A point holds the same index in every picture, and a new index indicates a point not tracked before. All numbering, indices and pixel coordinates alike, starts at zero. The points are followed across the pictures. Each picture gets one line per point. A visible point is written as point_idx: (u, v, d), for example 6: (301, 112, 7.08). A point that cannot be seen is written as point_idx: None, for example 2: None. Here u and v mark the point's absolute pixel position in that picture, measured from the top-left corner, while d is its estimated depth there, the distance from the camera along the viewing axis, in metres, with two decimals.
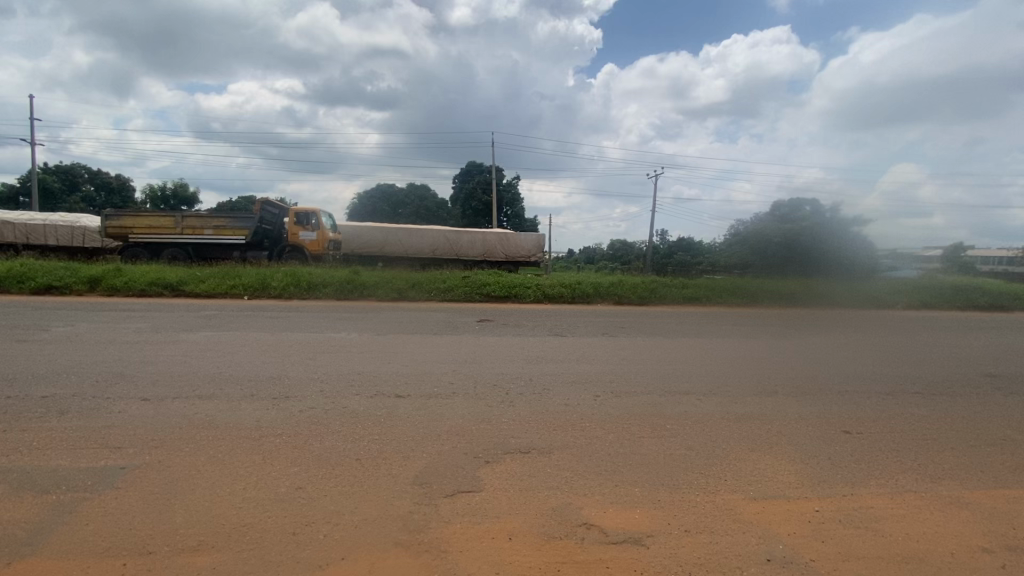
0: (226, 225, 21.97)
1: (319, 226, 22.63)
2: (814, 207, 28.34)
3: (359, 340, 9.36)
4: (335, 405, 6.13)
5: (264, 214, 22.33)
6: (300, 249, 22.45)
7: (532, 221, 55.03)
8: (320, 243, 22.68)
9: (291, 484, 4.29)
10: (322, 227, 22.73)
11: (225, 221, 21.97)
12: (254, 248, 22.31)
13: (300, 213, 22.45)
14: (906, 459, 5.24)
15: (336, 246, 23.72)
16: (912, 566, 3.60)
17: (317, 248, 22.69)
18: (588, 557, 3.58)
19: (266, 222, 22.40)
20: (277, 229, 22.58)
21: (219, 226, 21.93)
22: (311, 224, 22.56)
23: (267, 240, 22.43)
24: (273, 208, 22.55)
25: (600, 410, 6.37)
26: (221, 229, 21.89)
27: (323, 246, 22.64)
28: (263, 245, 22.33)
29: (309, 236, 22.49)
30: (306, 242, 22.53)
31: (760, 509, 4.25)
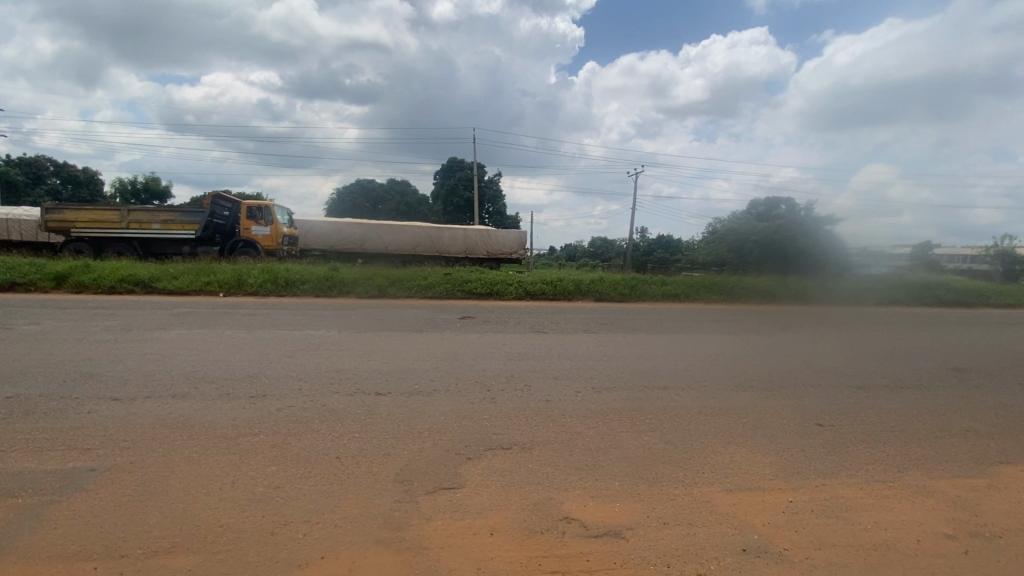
0: (173, 219, 20.87)
1: (272, 220, 22.04)
2: (789, 206, 28.60)
3: (341, 333, 8.74)
4: (314, 398, 5.39)
5: (214, 209, 21.32)
6: (253, 244, 21.63)
7: (514, 218, 54.54)
8: (273, 237, 22.07)
9: (268, 484, 3.66)
10: (276, 221, 22.21)
11: (173, 215, 20.90)
12: (206, 243, 21.49)
13: (252, 207, 21.75)
14: (953, 442, 4.72)
15: (290, 242, 23.13)
16: (883, 555, 3.02)
17: (271, 243, 22.04)
18: (571, 552, 2.96)
19: (217, 216, 21.41)
20: (230, 224, 21.70)
21: (166, 220, 20.88)
22: (265, 218, 21.90)
23: (219, 235, 21.56)
24: (224, 203, 21.46)
25: (582, 406, 5.40)
26: (169, 223, 20.86)
27: (277, 241, 22.00)
28: (215, 240, 21.53)
29: (262, 231, 21.83)
30: (259, 237, 21.85)
31: (798, 494, 3.67)
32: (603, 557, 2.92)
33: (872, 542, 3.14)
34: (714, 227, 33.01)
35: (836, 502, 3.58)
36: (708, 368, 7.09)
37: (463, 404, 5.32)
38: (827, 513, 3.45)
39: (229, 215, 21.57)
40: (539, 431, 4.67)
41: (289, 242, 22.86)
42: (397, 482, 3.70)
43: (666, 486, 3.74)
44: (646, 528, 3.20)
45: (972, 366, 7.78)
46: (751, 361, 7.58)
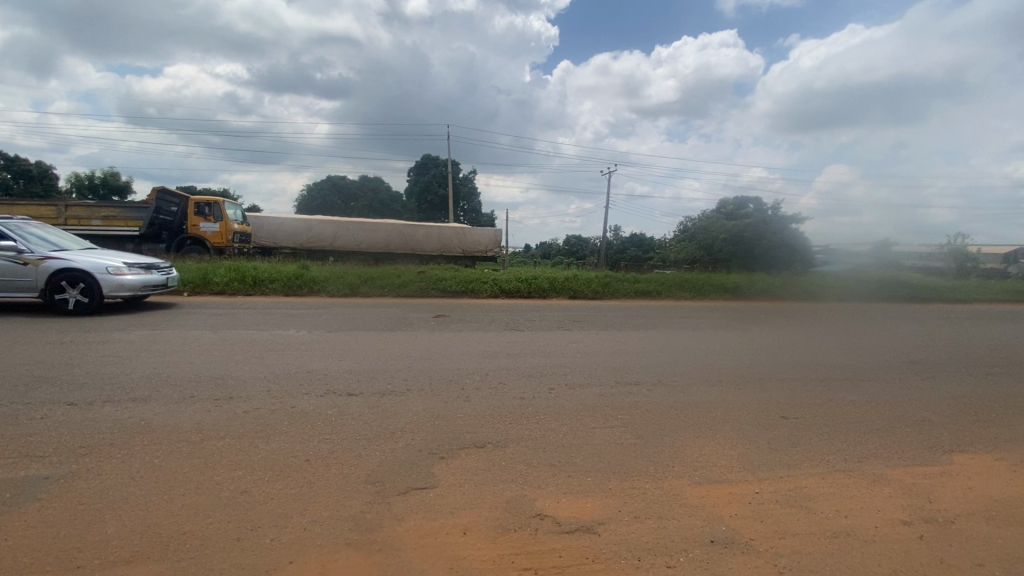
0: (116, 215, 20.67)
1: (222, 217, 21.12)
2: (757, 206, 29.38)
3: (312, 333, 8.56)
4: (283, 400, 5.28)
5: (159, 205, 20.58)
6: (201, 241, 20.82)
7: (489, 215, 54.47)
8: (223, 234, 21.16)
9: (234, 488, 3.56)
10: (226, 217, 21.24)
11: (116, 212, 20.67)
12: (152, 241, 20.75)
13: (200, 204, 20.80)
14: (908, 431, 4.95)
15: (242, 240, 22.32)
16: (843, 542, 3.14)
17: (221, 240, 21.12)
18: (544, 548, 2.98)
19: (162, 212, 20.63)
20: (177, 221, 20.83)
21: (109, 217, 20.48)
22: (215, 214, 20.96)
23: (165, 232, 20.77)
24: (170, 198, 20.63)
25: (556, 403, 5.42)
26: (111, 220, 20.48)
27: (227, 238, 21.12)
28: (161, 237, 20.69)
29: (211, 227, 20.87)
30: (208, 234, 20.91)
31: (763, 484, 3.79)
32: (575, 553, 2.94)
33: (833, 530, 3.26)
34: (685, 226, 33.69)
35: (799, 492, 3.71)
36: (679, 363, 7.23)
37: (436, 403, 5.28)
38: (790, 502, 3.56)
39: (176, 211, 20.70)
40: (513, 428, 4.67)
41: (240, 239, 22.10)
42: (369, 483, 3.65)
43: (638, 480, 3.80)
44: (618, 523, 3.24)
45: (926, 359, 8.16)
46: (720, 356, 7.78)
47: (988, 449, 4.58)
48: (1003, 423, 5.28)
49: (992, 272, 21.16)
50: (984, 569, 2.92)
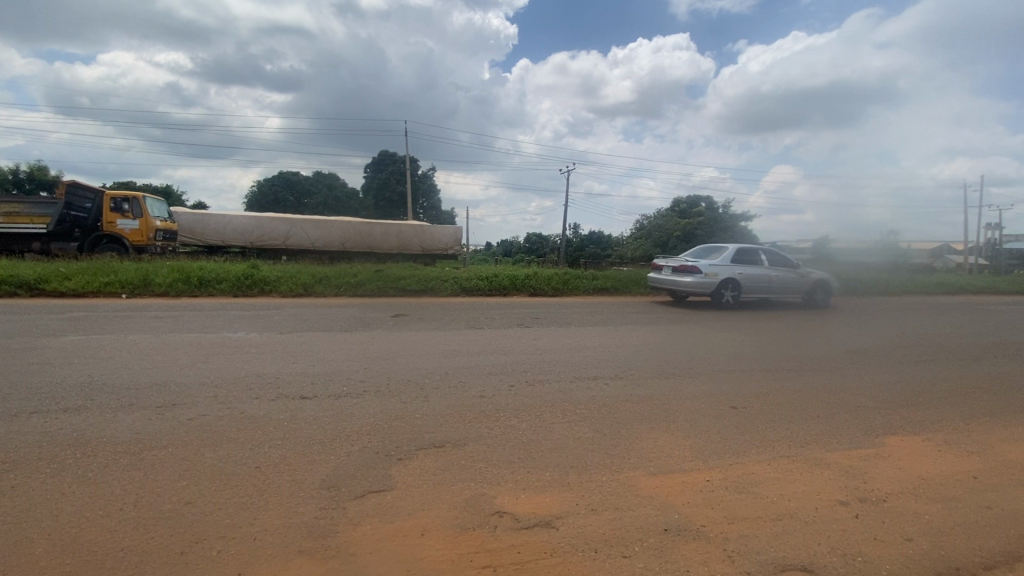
0: (20, 211, 18.78)
1: (141, 213, 20.04)
2: (709, 204, 30.53)
3: (264, 335, 8.24)
4: (231, 406, 5.05)
5: (70, 200, 19.14)
6: (118, 240, 19.62)
7: (449, 212, 53.96)
8: (142, 232, 20.05)
9: (179, 500, 3.39)
10: (146, 214, 20.12)
11: (20, 207, 18.87)
12: (61, 238, 19.18)
13: (117, 198, 19.59)
14: (846, 417, 5.26)
15: (166, 237, 21.18)
16: (787, 524, 3.30)
17: (141, 239, 20.04)
18: (503, 545, 2.98)
19: (74, 208, 19.24)
20: (91, 217, 19.60)
21: (12, 213, 18.83)
22: (132, 211, 19.89)
23: (77, 229, 19.31)
24: (83, 193, 19.33)
25: (516, 400, 5.44)
26: (13, 216, 18.80)
27: (148, 236, 20.04)
28: (73, 234, 19.30)
29: (128, 225, 19.75)
30: (125, 231, 19.82)
31: (714, 472, 3.93)
32: (533, 548, 2.96)
33: (778, 513, 3.42)
34: (642, 224, 34.55)
35: (747, 478, 3.86)
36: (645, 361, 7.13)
37: (393, 404, 5.19)
38: (738, 488, 3.71)
39: (91, 207, 19.58)
40: (471, 427, 4.66)
41: (163, 237, 20.90)
42: (323, 489, 3.54)
43: (594, 473, 3.87)
44: (576, 516, 3.29)
45: (863, 349, 8.68)
46: (674, 349, 8.01)
47: (917, 431, 4.94)
48: (929, 407, 5.68)
49: (920, 265, 22.74)
50: (913, 543, 3.14)
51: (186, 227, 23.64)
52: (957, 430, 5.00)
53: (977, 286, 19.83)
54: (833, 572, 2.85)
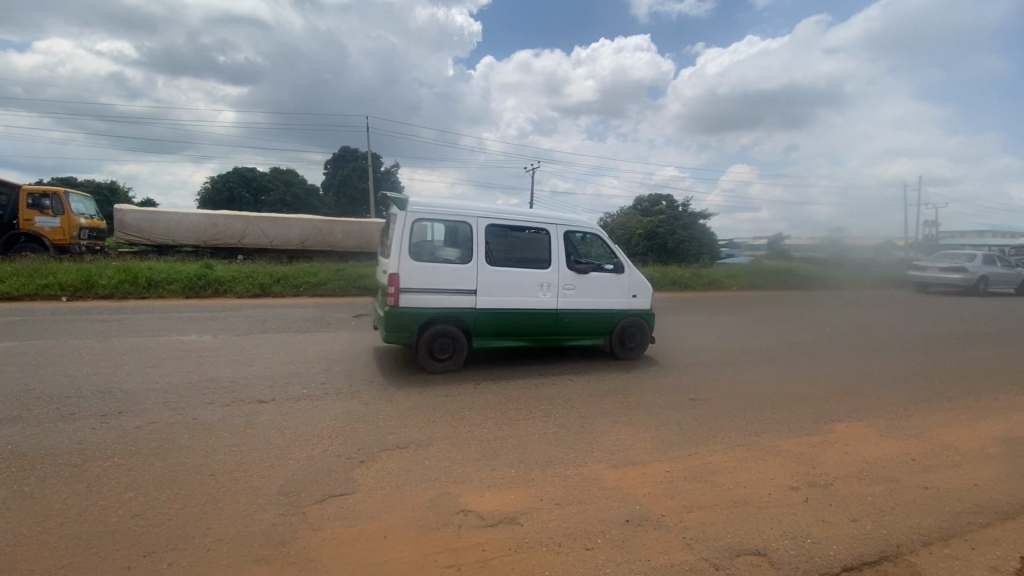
0: None
1: (63, 210, 18.03)
2: (669, 203, 31.45)
3: (218, 337, 7.93)
4: (183, 412, 4.84)
5: None
6: (38, 239, 17.76)
7: (413, 210, 53.26)
8: (64, 230, 18.10)
9: (124, 512, 3.21)
10: (68, 210, 18.18)
11: None
12: None
13: (35, 195, 17.56)
14: (797, 406, 5.51)
15: (91, 236, 19.28)
16: (741, 510, 3.43)
17: (64, 238, 18.10)
18: (468, 543, 2.98)
19: None
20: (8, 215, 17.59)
21: None
22: (53, 206, 17.88)
23: None
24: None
25: (480, 397, 5.45)
26: None
27: (70, 236, 18.08)
28: None
29: (48, 222, 17.80)
30: (45, 229, 17.82)
31: (673, 463, 4.04)
32: (497, 545, 2.97)
33: (733, 500, 3.55)
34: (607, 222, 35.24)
35: (704, 468, 4.00)
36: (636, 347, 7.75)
37: (356, 405, 5.10)
38: (697, 477, 3.83)
39: (7, 203, 17.53)
40: (436, 426, 4.62)
41: (88, 236, 19.03)
42: (281, 494, 3.44)
43: (558, 468, 3.90)
44: (539, 511, 3.32)
45: (812, 340, 9.12)
46: (639, 346, 8.19)
47: (861, 417, 5.23)
48: (869, 393, 6.04)
49: None
50: (856, 523, 3.32)
51: (133, 225, 22.43)
52: (897, 415, 5.33)
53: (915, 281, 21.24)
54: (785, 554, 2.98)
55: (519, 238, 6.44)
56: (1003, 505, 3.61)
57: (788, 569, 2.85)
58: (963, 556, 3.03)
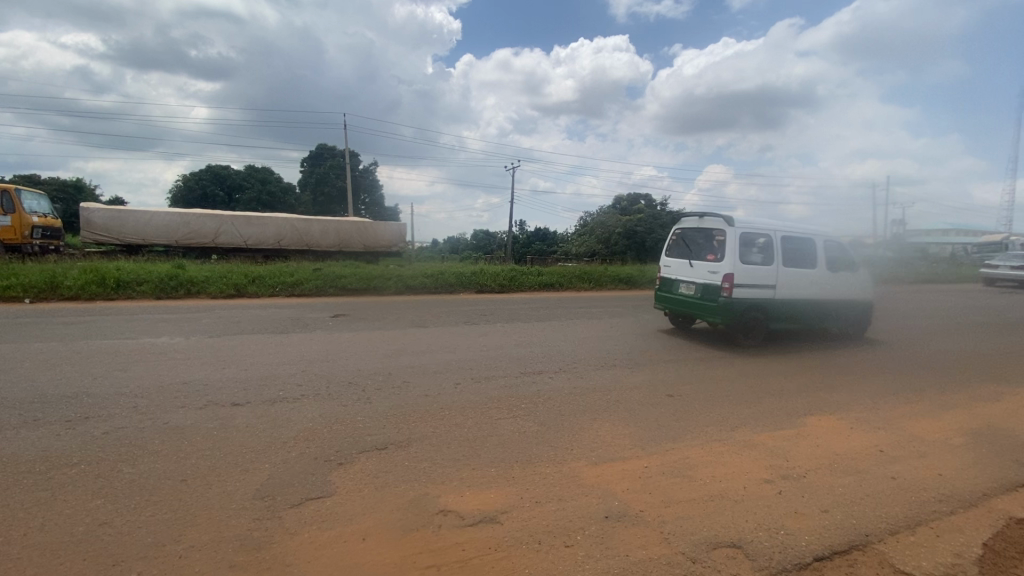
0: None
1: (12, 208, 17.30)
2: (648, 202, 31.89)
3: (191, 339, 7.74)
4: (154, 416, 4.70)
5: None
6: None
7: (392, 209, 52.78)
8: (15, 229, 17.38)
9: (92, 520, 3.11)
10: (18, 208, 17.44)
11: None
12: None
13: None
14: (772, 400, 5.64)
15: (48, 235, 18.55)
16: (717, 504, 3.49)
17: (14, 237, 17.38)
18: (448, 543, 2.97)
19: None
20: None
21: None
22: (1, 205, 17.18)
23: None
24: None
25: (460, 397, 5.43)
26: None
27: (22, 235, 17.35)
28: None
29: None
30: None
31: (651, 459, 4.09)
32: (477, 544, 2.97)
33: (709, 494, 3.61)
34: (586, 220, 35.55)
35: (682, 463, 4.06)
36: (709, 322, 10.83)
37: (334, 407, 5.04)
38: (674, 473, 3.89)
39: None
40: (416, 427, 4.59)
41: (42, 235, 18.26)
42: (257, 499, 3.37)
43: (538, 466, 3.92)
44: (519, 510, 3.32)
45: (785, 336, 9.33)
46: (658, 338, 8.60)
47: (832, 410, 5.39)
48: (840, 387, 6.20)
49: None
50: (828, 514, 3.41)
51: (99, 224, 21.70)
52: (867, 408, 5.50)
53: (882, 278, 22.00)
54: (759, 545, 3.05)
55: (790, 250, 11.18)
56: (965, 493, 3.75)
57: (762, 561, 2.91)
58: (928, 544, 3.14)
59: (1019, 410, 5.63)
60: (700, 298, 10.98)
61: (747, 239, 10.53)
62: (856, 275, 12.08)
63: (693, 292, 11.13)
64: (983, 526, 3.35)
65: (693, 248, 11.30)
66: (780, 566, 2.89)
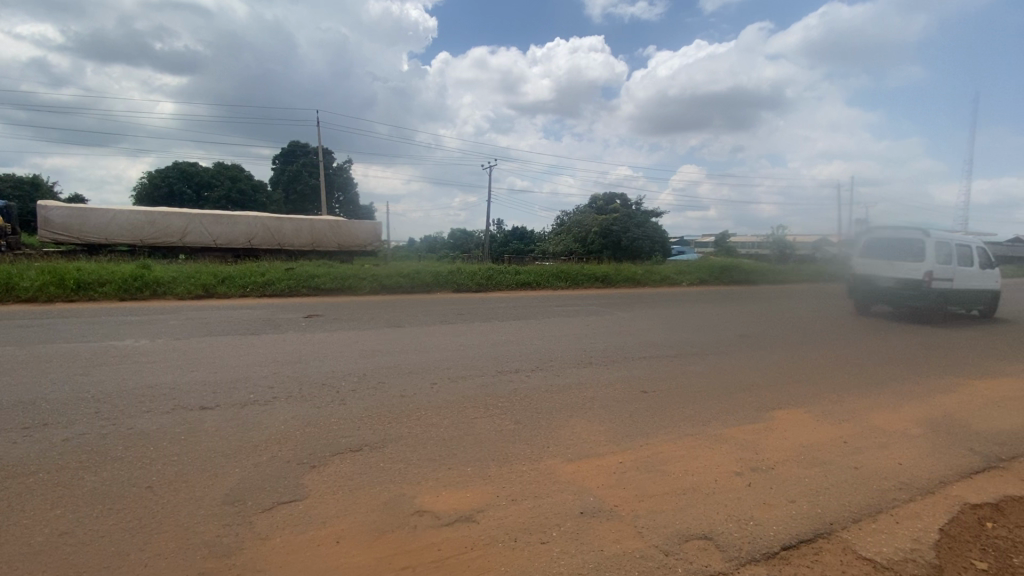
0: None
1: None
2: (624, 201, 32.37)
3: (156, 341, 7.50)
4: (117, 422, 4.54)
5: None
6: None
7: (368, 207, 52.14)
8: None
9: (51, 531, 2.99)
10: None
11: None
12: None
13: None
14: (742, 394, 5.78)
15: None
16: (690, 497, 3.57)
17: None
18: (423, 544, 2.95)
19: None
20: None
21: None
22: None
23: None
24: None
25: (437, 397, 5.40)
26: None
27: None
28: None
29: None
30: None
31: (626, 454, 4.16)
32: (453, 543, 2.96)
33: (682, 488, 3.68)
34: (563, 219, 35.81)
35: (656, 458, 4.13)
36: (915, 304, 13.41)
37: (307, 409, 4.95)
38: (647, 467, 3.96)
39: None
40: (392, 428, 4.55)
41: None
42: (226, 504, 3.29)
43: (514, 464, 3.94)
44: (495, 508, 3.33)
45: (756, 332, 9.59)
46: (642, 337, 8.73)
47: (800, 403, 5.56)
48: (807, 381, 6.41)
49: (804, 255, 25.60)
50: (795, 504, 3.52)
51: (58, 222, 20.77)
52: (832, 401, 5.69)
53: None
54: (729, 537, 3.12)
55: (962, 251, 13.93)
56: (923, 481, 3.92)
57: (732, 552, 2.99)
58: (888, 530, 3.27)
59: (974, 400, 5.91)
60: (895, 290, 13.44)
61: (947, 249, 13.20)
62: (991, 275, 14.97)
63: (893, 285, 13.60)
64: (940, 512, 3.51)
65: (890, 252, 13.80)
66: (750, 555, 2.96)
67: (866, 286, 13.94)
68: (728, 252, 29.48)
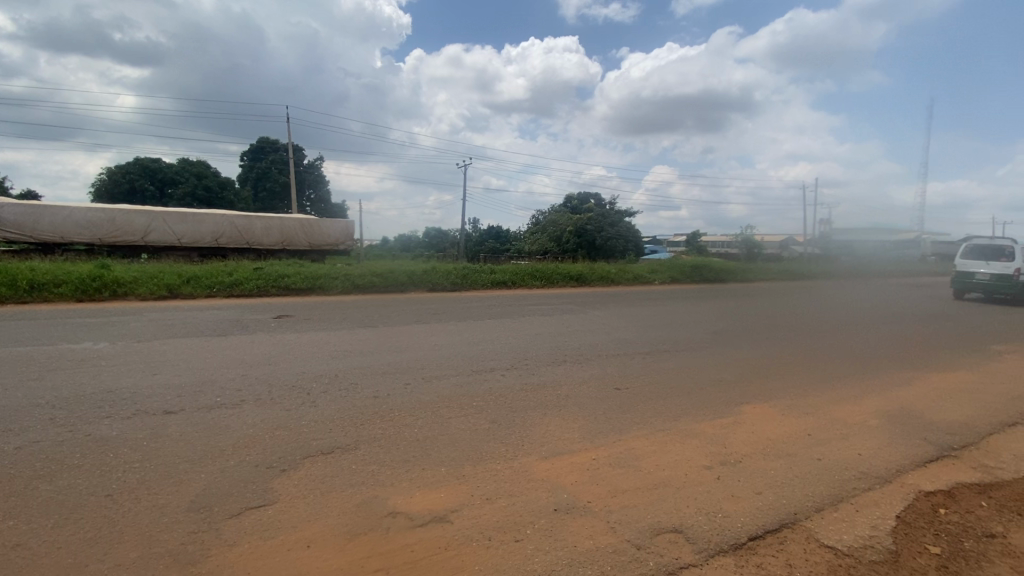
0: None
1: None
2: (598, 201, 32.77)
3: (117, 344, 7.21)
4: (74, 428, 4.35)
5: None
6: None
7: (340, 206, 51.30)
8: None
9: (2, 544, 2.84)
10: None
11: None
12: None
13: None
14: (712, 390, 5.92)
15: None
16: (662, 491, 3.64)
17: None
18: (396, 546, 2.92)
19: None
20: None
21: None
22: None
23: None
24: None
25: (411, 398, 5.35)
26: None
27: None
28: None
29: None
30: None
31: (600, 451, 4.21)
32: (427, 545, 2.95)
33: (653, 482, 3.75)
34: (538, 218, 35.91)
35: (627, 453, 4.20)
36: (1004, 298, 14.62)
37: (277, 412, 4.85)
38: (620, 463, 4.02)
39: None
40: (365, 429, 4.50)
41: None
42: (191, 511, 3.20)
43: (489, 463, 3.94)
44: (470, 508, 3.33)
45: (725, 329, 9.83)
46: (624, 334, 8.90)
47: (767, 398, 5.73)
48: (774, 377, 6.60)
49: (772, 254, 26.40)
50: (761, 496, 3.63)
51: (9, 220, 19.66)
52: (797, 395, 5.87)
53: (812, 273, 23.59)
54: (698, 529, 3.20)
55: None
56: (881, 470, 4.10)
57: (702, 544, 3.06)
58: (849, 519, 3.40)
59: (930, 392, 6.20)
60: (988, 284, 14.66)
61: None
62: None
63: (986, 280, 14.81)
64: (897, 500, 3.67)
65: (984, 251, 15.03)
66: (718, 547, 3.04)
67: (960, 279, 15.17)
68: (699, 251, 30.13)
